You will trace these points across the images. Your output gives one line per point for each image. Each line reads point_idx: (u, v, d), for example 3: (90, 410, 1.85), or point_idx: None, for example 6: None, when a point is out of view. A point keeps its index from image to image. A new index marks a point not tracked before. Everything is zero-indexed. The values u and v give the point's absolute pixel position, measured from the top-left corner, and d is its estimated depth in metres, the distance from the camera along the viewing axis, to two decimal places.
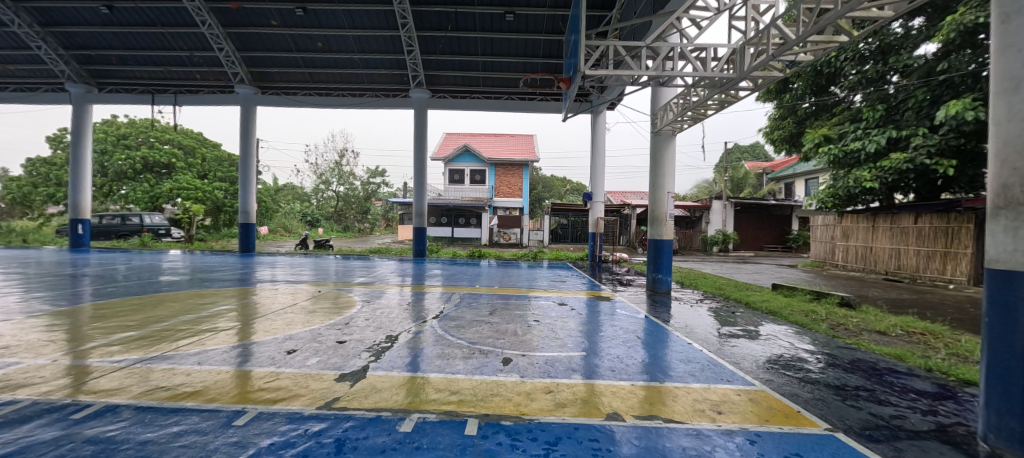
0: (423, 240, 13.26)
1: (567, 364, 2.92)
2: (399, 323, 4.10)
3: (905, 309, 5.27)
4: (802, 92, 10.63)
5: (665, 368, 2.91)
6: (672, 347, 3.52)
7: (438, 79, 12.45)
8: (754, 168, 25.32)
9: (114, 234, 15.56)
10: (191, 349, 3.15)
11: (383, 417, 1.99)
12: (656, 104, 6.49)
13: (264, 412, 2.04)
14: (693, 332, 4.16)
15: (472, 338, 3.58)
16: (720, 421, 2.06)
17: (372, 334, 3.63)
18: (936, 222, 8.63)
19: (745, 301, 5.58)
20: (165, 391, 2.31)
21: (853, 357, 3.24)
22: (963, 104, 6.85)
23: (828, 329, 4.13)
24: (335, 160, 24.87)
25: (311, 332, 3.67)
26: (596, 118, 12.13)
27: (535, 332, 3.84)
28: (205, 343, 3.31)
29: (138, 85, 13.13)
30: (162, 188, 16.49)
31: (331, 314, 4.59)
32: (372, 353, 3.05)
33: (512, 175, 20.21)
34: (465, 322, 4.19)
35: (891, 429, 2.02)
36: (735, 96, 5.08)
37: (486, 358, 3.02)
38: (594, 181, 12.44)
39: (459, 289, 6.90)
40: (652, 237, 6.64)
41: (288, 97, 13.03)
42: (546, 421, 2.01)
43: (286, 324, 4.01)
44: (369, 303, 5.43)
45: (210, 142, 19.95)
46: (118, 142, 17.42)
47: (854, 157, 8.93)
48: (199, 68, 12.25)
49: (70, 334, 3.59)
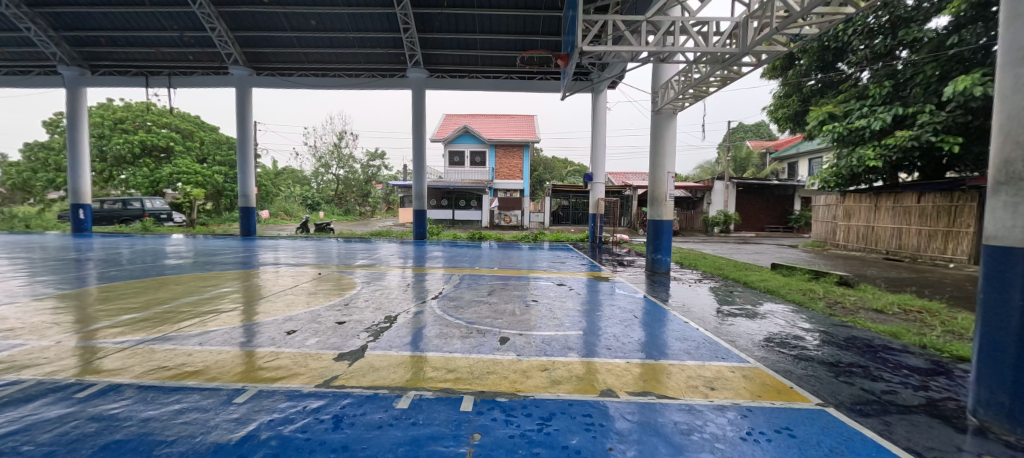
0: (423, 222, 13.22)
1: (565, 343, 2.95)
2: (399, 303, 4.14)
3: (902, 286, 5.31)
4: (808, 68, 10.45)
5: (662, 347, 2.94)
6: (669, 326, 3.55)
7: (436, 59, 12.12)
8: (758, 147, 25.04)
9: (117, 219, 15.62)
10: (195, 329, 3.23)
11: (380, 395, 2.02)
12: (657, 81, 6.27)
13: (264, 390, 2.08)
14: (690, 312, 4.19)
15: (471, 318, 3.62)
16: (712, 397, 2.09)
17: (371, 314, 3.65)
18: (939, 200, 8.54)
19: (744, 281, 5.58)
20: (167, 371, 2.35)
21: (848, 334, 3.23)
22: (972, 79, 6.66)
23: (825, 307, 4.15)
24: (335, 143, 24.80)
25: (312, 313, 3.70)
26: (598, 97, 11.88)
27: (533, 311, 3.88)
28: (207, 324, 3.35)
29: (131, 67, 12.90)
30: (162, 173, 16.63)
31: (332, 295, 4.62)
32: (370, 333, 3.08)
33: (512, 157, 19.99)
34: (464, 302, 4.24)
35: (882, 404, 2.05)
36: (738, 72, 4.83)
37: (484, 337, 3.05)
38: (595, 161, 12.29)
39: (460, 271, 7.00)
40: (652, 218, 6.61)
41: (284, 78, 12.83)
42: (541, 397, 2.04)
43: (290, 305, 4.10)
44: (369, 285, 5.44)
45: (208, 125, 19.87)
46: (115, 126, 17.30)
47: (859, 135, 8.78)
48: (191, 49, 11.94)
49: (82, 315, 3.70)
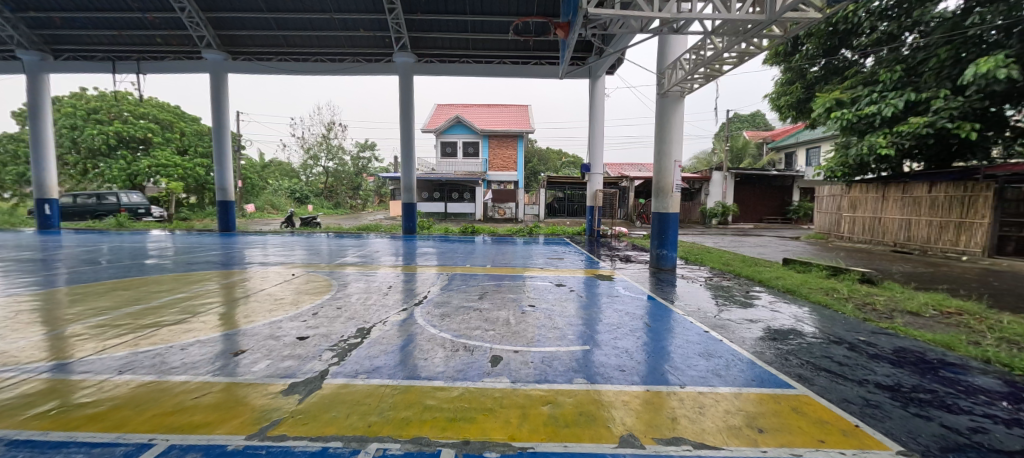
0: (412, 216, 12.64)
1: (568, 363, 2.46)
2: (377, 311, 3.62)
3: (924, 282, 4.95)
4: (813, 53, 10.00)
5: (682, 366, 2.45)
6: (685, 336, 3.07)
7: (424, 42, 11.44)
8: (754, 137, 24.74)
9: (90, 214, 14.76)
10: (117, 351, 2.67)
11: (330, 451, 1.53)
12: (662, 62, 5.73)
13: (176, 446, 1.56)
14: (706, 316, 3.72)
15: (458, 329, 3.10)
16: (763, 445, 1.61)
17: (341, 326, 3.13)
18: (951, 190, 8.19)
19: (756, 279, 5.16)
20: (57, 416, 1.82)
21: (895, 346, 2.78)
22: (996, 60, 6.18)
23: (854, 309, 3.72)
24: (323, 134, 24.05)
25: (271, 325, 3.17)
26: (596, 83, 11.31)
27: (529, 320, 3.37)
28: (134, 345, 2.78)
29: (97, 52, 12.04)
30: (140, 166, 16.10)
31: (303, 300, 4.10)
32: (335, 353, 2.56)
33: (506, 147, 19.36)
34: (451, 309, 3.72)
35: (978, 451, 1.59)
36: (759, 46, 4.31)
37: (472, 357, 2.54)
38: (593, 151, 11.73)
39: (450, 269, 6.51)
40: (656, 210, 6.13)
41: (262, 64, 12.04)
42: (542, 451, 1.55)
43: (250, 315, 3.55)
44: (349, 287, 4.92)
45: (189, 116, 19.00)
46: (89, 116, 16.32)
47: (868, 122, 8.28)
48: (159, 31, 11.06)
49: (6, 330, 3.16)
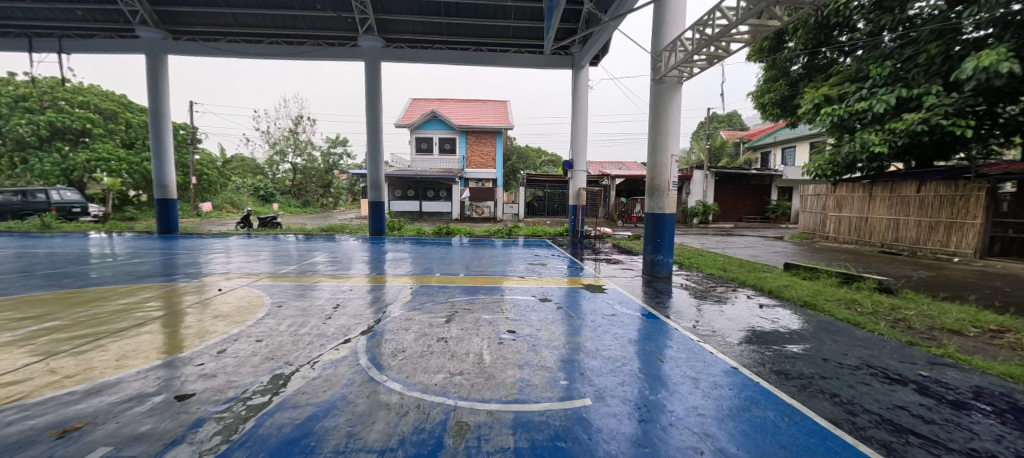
0: (381, 215, 11.64)
1: (565, 434, 1.71)
2: (312, 344, 2.77)
3: (940, 290, 4.52)
4: (797, 50, 9.70)
5: (722, 433, 1.74)
6: (708, 375, 2.37)
7: (394, 26, 10.53)
8: (732, 137, 24.99)
9: (12, 214, 12.80)
10: None
11: None
12: (657, 45, 5.10)
13: None
14: (723, 339, 3.07)
15: (414, 374, 2.31)
16: None
17: (249, 373, 2.27)
18: (941, 190, 8.02)
19: (763, 287, 4.63)
20: None
21: (973, 385, 2.21)
22: (996, 54, 5.85)
23: (889, 328, 3.19)
24: (290, 128, 22.46)
25: (154, 374, 2.29)
26: (579, 74, 10.71)
27: (509, 356, 2.61)
28: None
29: (9, 26, 10.38)
30: (76, 159, 14.30)
31: (221, 326, 3.20)
32: (221, 427, 1.72)
33: (485, 144, 18.60)
34: (411, 339, 2.91)
35: None
36: (775, 20, 3.74)
37: (429, 426, 1.76)
38: (576, 147, 11.10)
39: (421, 278, 5.69)
40: (651, 210, 5.50)
41: (208, 45, 10.71)
42: None
43: (132, 354, 2.62)
44: (290, 305, 4.02)
45: (137, 106, 17.13)
46: (15, 104, 14.26)
47: (858, 119, 7.95)
48: (83, 4, 9.51)
49: None
